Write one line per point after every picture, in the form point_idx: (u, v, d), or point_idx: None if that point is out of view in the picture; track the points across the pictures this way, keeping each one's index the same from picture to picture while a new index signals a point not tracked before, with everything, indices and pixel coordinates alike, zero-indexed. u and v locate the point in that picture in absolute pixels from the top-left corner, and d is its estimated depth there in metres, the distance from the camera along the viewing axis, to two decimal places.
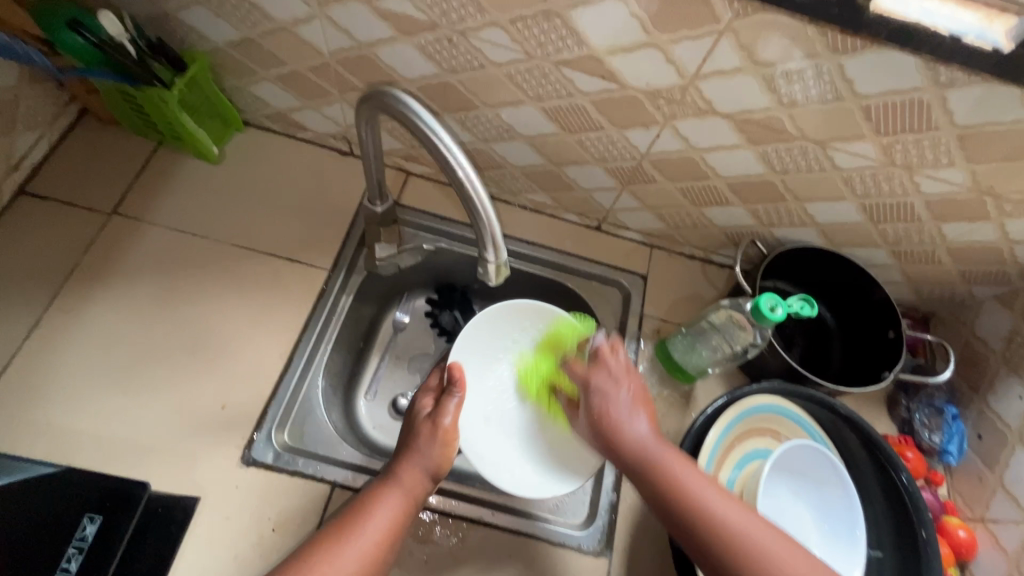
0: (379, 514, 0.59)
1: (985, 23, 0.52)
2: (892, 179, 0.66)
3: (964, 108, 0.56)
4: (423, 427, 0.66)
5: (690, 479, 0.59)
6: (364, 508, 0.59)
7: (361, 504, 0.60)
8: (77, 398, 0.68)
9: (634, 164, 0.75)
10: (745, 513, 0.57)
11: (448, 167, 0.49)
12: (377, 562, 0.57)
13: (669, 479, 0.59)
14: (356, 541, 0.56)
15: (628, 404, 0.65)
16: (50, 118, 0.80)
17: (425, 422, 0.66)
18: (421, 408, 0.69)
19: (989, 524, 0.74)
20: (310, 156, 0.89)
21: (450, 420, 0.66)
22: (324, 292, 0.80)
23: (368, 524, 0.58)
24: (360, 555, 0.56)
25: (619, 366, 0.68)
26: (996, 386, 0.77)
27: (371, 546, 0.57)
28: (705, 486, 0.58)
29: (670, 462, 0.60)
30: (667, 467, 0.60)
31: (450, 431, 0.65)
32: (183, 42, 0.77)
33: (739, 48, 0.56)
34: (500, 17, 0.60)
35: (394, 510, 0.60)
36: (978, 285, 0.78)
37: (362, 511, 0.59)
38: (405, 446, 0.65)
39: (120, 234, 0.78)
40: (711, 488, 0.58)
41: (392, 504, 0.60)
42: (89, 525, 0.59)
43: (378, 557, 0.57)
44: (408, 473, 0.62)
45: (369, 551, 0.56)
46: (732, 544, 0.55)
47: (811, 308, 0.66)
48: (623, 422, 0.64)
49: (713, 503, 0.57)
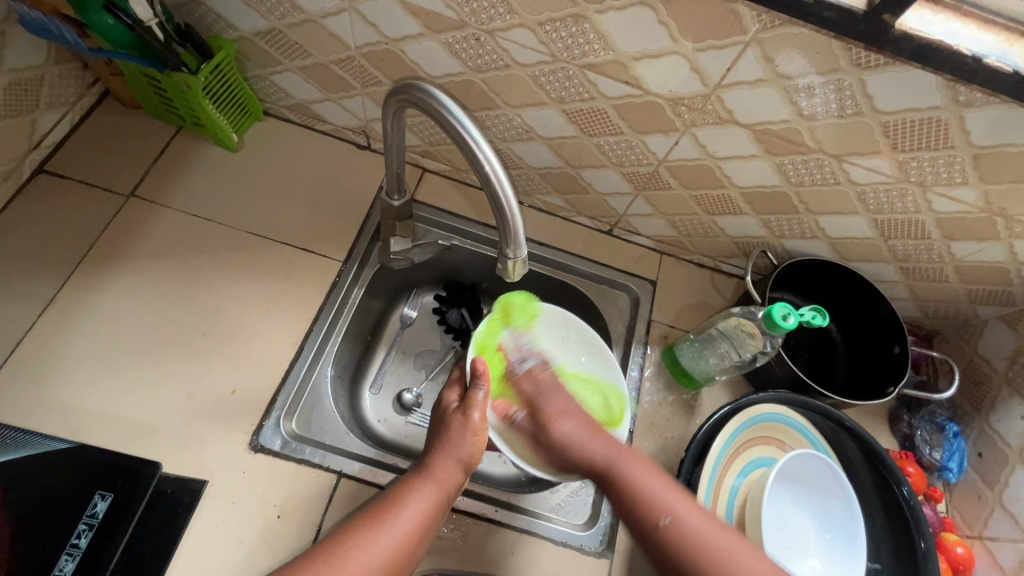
0: (411, 504, 0.60)
1: (1006, 46, 0.53)
2: (905, 196, 0.67)
3: (980, 128, 0.57)
4: (454, 420, 0.68)
5: (644, 476, 0.60)
6: (395, 498, 0.61)
7: (390, 499, 0.60)
8: (87, 377, 0.68)
9: (650, 170, 0.76)
10: (701, 514, 0.57)
11: (475, 161, 0.50)
12: (409, 553, 0.58)
13: (628, 483, 0.60)
14: (388, 531, 0.57)
15: (570, 415, 0.68)
16: (73, 99, 0.81)
17: (455, 413, 0.68)
18: (449, 401, 0.72)
19: (987, 542, 0.75)
20: (328, 148, 0.90)
21: (480, 414, 0.68)
22: (337, 283, 0.81)
23: (400, 515, 0.59)
24: (393, 545, 0.57)
25: (553, 389, 0.72)
26: (998, 406, 0.78)
27: (403, 536, 0.58)
28: (672, 492, 0.58)
29: (631, 468, 0.61)
30: (624, 466, 0.61)
31: (480, 423, 0.67)
32: (211, 29, 0.78)
33: (763, 60, 0.57)
34: (529, 18, 0.61)
35: (426, 501, 0.61)
36: (983, 305, 0.79)
37: (394, 503, 0.60)
38: (435, 440, 0.67)
39: (137, 216, 0.79)
40: (678, 493, 0.58)
41: (425, 494, 0.61)
42: (100, 502, 0.59)
43: (409, 548, 0.58)
44: (440, 467, 0.64)
45: (402, 541, 0.57)
46: (701, 554, 0.55)
47: (823, 318, 0.67)
48: (571, 434, 0.66)
49: (685, 514, 0.57)
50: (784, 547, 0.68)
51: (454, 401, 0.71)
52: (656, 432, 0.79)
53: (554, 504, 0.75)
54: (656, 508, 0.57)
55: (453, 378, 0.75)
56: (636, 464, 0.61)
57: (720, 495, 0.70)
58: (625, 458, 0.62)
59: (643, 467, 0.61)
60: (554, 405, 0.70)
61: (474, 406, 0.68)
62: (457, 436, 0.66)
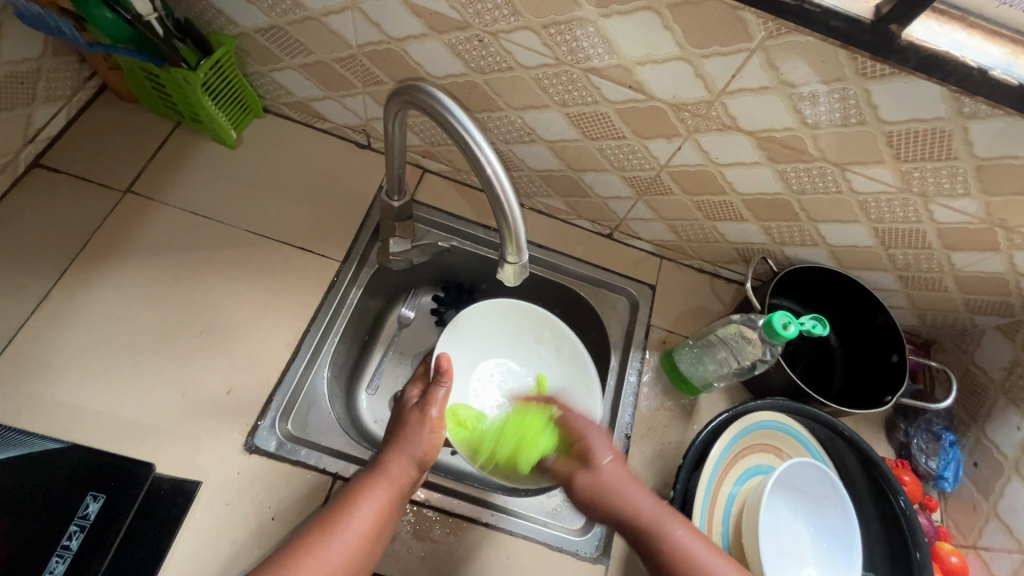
0: (366, 504, 0.59)
1: (1012, 58, 0.53)
2: (907, 206, 0.67)
3: (984, 140, 0.57)
4: (412, 417, 0.69)
5: (689, 538, 0.60)
6: (349, 500, 0.60)
7: (345, 499, 0.60)
8: (79, 375, 0.68)
9: (652, 175, 0.76)
10: None
11: (477, 163, 0.50)
12: (365, 556, 0.57)
13: (672, 544, 0.60)
14: (342, 534, 0.57)
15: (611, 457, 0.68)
16: (69, 92, 0.80)
17: (413, 411, 0.70)
18: (410, 397, 0.73)
19: (981, 552, 0.75)
20: (327, 146, 0.89)
21: (437, 411, 0.70)
22: (334, 284, 0.80)
23: (354, 515, 0.58)
24: (347, 547, 0.56)
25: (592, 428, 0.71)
26: (994, 416, 0.78)
27: (358, 537, 0.57)
28: (717, 561, 0.59)
29: (673, 528, 0.61)
30: (670, 526, 0.61)
31: (437, 420, 0.69)
32: (211, 24, 0.77)
33: (768, 67, 0.57)
34: (533, 21, 0.61)
35: (380, 501, 0.60)
36: (981, 315, 0.79)
37: (349, 503, 0.59)
38: (393, 438, 0.67)
39: (133, 212, 0.78)
40: (721, 560, 0.59)
41: (380, 493, 0.61)
42: (91, 504, 0.58)
43: (365, 548, 0.58)
44: (394, 464, 0.64)
45: (358, 543, 0.57)
46: None
47: (823, 327, 0.67)
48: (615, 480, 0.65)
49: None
50: (780, 555, 0.68)
51: (414, 399, 0.73)
52: (654, 438, 0.79)
53: (550, 509, 0.75)
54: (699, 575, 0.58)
55: (416, 376, 0.76)
56: (678, 524, 0.61)
57: (716, 503, 0.70)
58: (666, 517, 0.62)
59: (685, 527, 0.61)
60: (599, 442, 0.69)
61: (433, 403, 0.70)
62: (414, 432, 0.68)
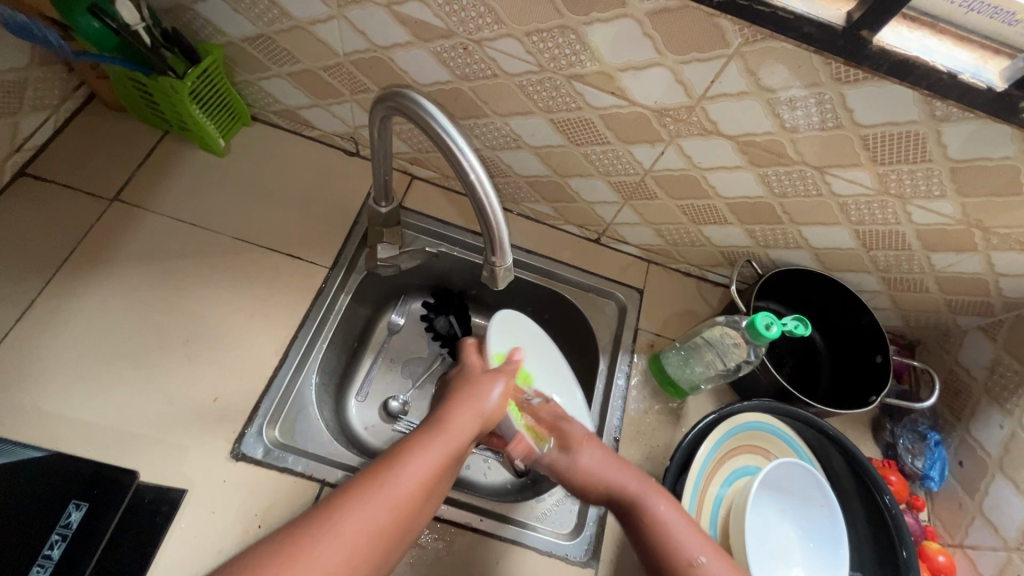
0: (424, 457, 0.54)
1: (981, 62, 0.54)
2: (886, 208, 0.68)
3: (957, 143, 0.58)
4: (484, 380, 0.66)
5: (674, 518, 0.60)
6: (402, 453, 0.54)
7: (397, 452, 0.54)
8: (63, 384, 0.67)
9: (637, 179, 0.77)
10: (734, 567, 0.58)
11: (460, 168, 0.50)
12: (411, 513, 0.51)
13: (657, 522, 0.60)
14: (394, 485, 0.50)
15: (593, 442, 0.68)
16: (57, 101, 0.80)
17: (484, 375, 0.67)
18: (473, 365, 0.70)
19: (967, 551, 0.76)
20: (316, 154, 0.90)
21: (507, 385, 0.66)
22: (322, 291, 0.80)
23: (407, 468, 0.52)
24: (396, 500, 0.50)
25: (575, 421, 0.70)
26: (977, 415, 0.79)
27: (410, 492, 0.51)
28: (705, 542, 0.59)
29: (659, 507, 0.61)
30: (652, 503, 0.61)
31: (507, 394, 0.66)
32: (199, 34, 0.78)
33: (746, 73, 0.58)
34: (516, 29, 0.62)
35: (439, 458, 0.55)
36: (963, 315, 0.80)
37: (399, 453, 0.54)
38: (459, 394, 0.64)
39: (119, 220, 0.78)
40: (706, 539, 0.59)
41: (440, 450, 0.56)
42: (74, 512, 0.58)
43: (414, 507, 0.51)
44: (458, 421, 0.59)
45: (408, 498, 0.50)
46: None
47: (805, 327, 0.68)
48: (598, 462, 0.66)
49: (710, 556, 0.58)
50: (767, 557, 0.68)
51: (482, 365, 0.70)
52: (642, 441, 0.79)
53: (539, 514, 0.75)
54: (684, 548, 0.58)
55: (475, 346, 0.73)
56: (664, 500, 0.61)
57: (704, 504, 0.70)
58: (652, 494, 0.62)
59: (668, 504, 0.61)
60: (579, 431, 0.69)
61: (505, 375, 0.67)
62: (484, 394, 0.64)
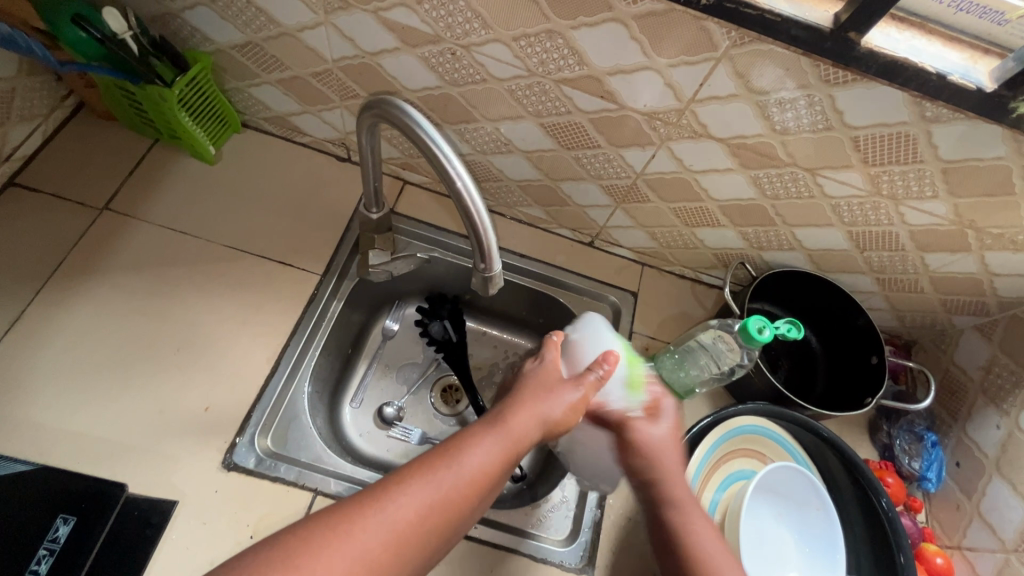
0: (482, 453, 0.48)
1: (970, 63, 0.54)
2: (878, 209, 0.68)
3: (948, 144, 0.58)
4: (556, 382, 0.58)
5: (714, 550, 0.53)
6: (462, 443, 0.49)
7: (457, 442, 0.49)
8: (52, 395, 0.67)
9: (629, 183, 0.77)
10: None
11: (447, 177, 0.50)
12: (462, 513, 0.45)
13: (693, 545, 0.54)
14: (449, 478, 0.45)
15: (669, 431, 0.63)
16: (46, 111, 0.80)
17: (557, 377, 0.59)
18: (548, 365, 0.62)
19: (966, 552, 0.75)
20: (307, 160, 0.89)
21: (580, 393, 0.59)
22: (315, 297, 0.80)
23: (463, 461, 0.47)
24: (448, 495, 0.45)
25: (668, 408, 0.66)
26: (974, 415, 0.78)
27: (464, 490, 0.46)
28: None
29: (699, 529, 0.55)
30: (694, 526, 0.55)
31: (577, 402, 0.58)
32: (187, 42, 0.78)
33: (735, 75, 0.58)
34: (503, 34, 0.61)
35: (499, 457, 0.49)
36: (958, 315, 0.80)
37: (455, 444, 0.48)
38: (529, 390, 0.57)
39: (109, 230, 0.77)
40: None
41: (501, 449, 0.50)
42: (61, 527, 0.57)
43: (466, 505, 0.46)
44: (523, 421, 0.53)
45: (462, 496, 0.45)
46: None
47: (799, 330, 0.66)
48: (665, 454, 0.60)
49: None
50: (765, 561, 0.68)
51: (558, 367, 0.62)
52: None
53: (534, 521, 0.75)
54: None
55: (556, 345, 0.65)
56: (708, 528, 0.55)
57: None
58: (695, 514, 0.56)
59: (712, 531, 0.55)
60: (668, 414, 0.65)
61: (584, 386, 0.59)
62: (552, 396, 0.57)
